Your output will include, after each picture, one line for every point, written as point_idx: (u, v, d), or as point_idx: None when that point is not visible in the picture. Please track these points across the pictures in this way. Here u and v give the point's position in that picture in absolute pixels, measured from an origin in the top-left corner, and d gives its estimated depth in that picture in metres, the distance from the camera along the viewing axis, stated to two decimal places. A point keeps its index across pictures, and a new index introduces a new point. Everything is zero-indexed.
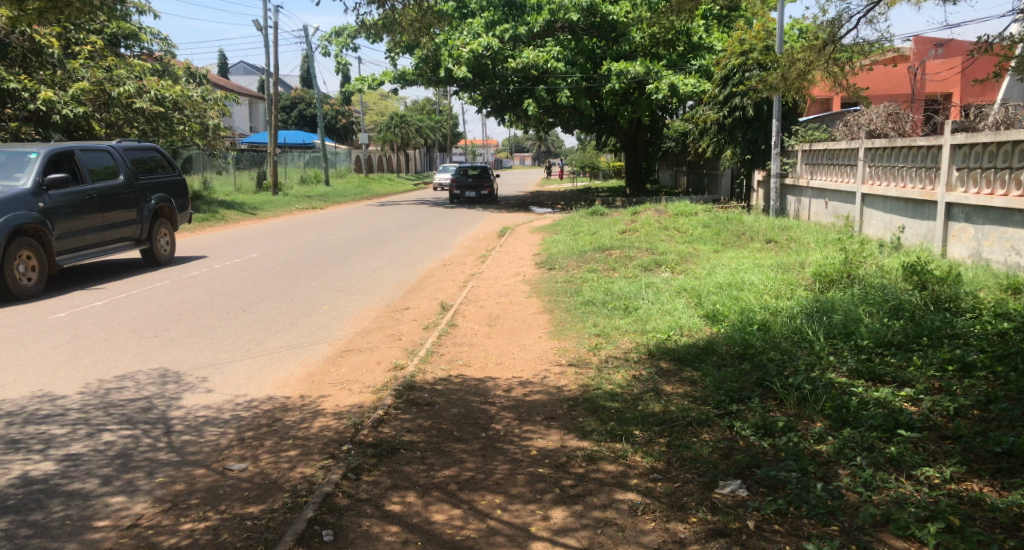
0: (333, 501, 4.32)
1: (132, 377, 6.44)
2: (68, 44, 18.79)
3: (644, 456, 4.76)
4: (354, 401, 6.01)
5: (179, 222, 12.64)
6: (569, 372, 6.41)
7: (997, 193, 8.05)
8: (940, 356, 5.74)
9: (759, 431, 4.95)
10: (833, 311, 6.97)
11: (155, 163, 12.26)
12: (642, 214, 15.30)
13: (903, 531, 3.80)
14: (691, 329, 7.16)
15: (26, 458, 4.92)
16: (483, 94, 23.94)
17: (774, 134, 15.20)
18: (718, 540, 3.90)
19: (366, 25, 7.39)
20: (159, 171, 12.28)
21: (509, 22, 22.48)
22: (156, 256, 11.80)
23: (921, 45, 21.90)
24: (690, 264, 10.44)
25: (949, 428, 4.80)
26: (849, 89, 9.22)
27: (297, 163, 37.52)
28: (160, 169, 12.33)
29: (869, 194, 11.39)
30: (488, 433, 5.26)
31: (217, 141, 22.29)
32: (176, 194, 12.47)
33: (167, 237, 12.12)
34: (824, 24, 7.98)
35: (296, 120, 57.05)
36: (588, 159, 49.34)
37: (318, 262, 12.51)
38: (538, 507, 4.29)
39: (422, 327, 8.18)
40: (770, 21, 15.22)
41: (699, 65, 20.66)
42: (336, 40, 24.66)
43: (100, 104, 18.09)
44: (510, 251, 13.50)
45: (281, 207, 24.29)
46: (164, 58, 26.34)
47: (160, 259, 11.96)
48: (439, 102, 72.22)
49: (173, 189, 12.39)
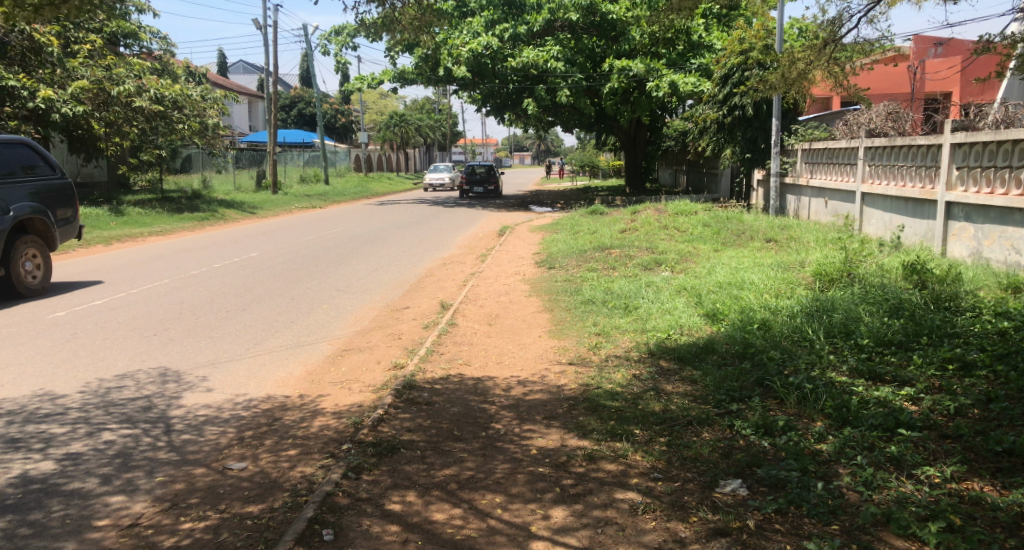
0: (334, 500, 4.31)
1: (132, 377, 6.42)
2: (68, 43, 18.83)
3: (644, 456, 4.75)
4: (354, 401, 5.99)
5: (61, 238, 10.13)
6: (569, 371, 6.39)
7: (997, 192, 8.05)
8: (941, 355, 5.73)
9: (759, 431, 4.94)
10: (833, 310, 6.95)
11: (26, 162, 9.76)
12: (642, 214, 15.28)
13: (903, 531, 3.80)
14: (692, 328, 7.15)
15: (26, 458, 4.92)
16: (483, 94, 23.92)
17: (775, 133, 15.18)
18: (719, 540, 3.89)
19: (366, 24, 7.38)
20: (31, 172, 9.79)
21: (509, 21, 22.45)
22: (17, 284, 9.29)
23: (920, 44, 21.91)
24: (690, 263, 10.41)
25: (950, 428, 4.79)
26: (849, 88, 9.19)
27: (297, 162, 37.51)
28: (33, 170, 9.81)
29: (868, 194, 11.37)
30: (487, 433, 5.25)
31: (217, 140, 22.24)
32: (53, 202, 9.96)
33: (35, 258, 9.60)
34: (824, 24, 8.00)
35: (296, 119, 57.07)
36: (588, 159, 49.41)
37: (317, 262, 12.48)
38: (538, 506, 4.29)
39: (422, 327, 8.16)
40: (770, 20, 15.20)
41: (699, 65, 20.64)
42: (336, 39, 24.64)
43: (99, 103, 18.04)
44: (510, 251, 13.47)
45: (281, 207, 24.28)
46: (164, 57, 26.37)
47: (26, 288, 9.45)
48: (439, 102, 72.19)
49: (49, 195, 9.90)
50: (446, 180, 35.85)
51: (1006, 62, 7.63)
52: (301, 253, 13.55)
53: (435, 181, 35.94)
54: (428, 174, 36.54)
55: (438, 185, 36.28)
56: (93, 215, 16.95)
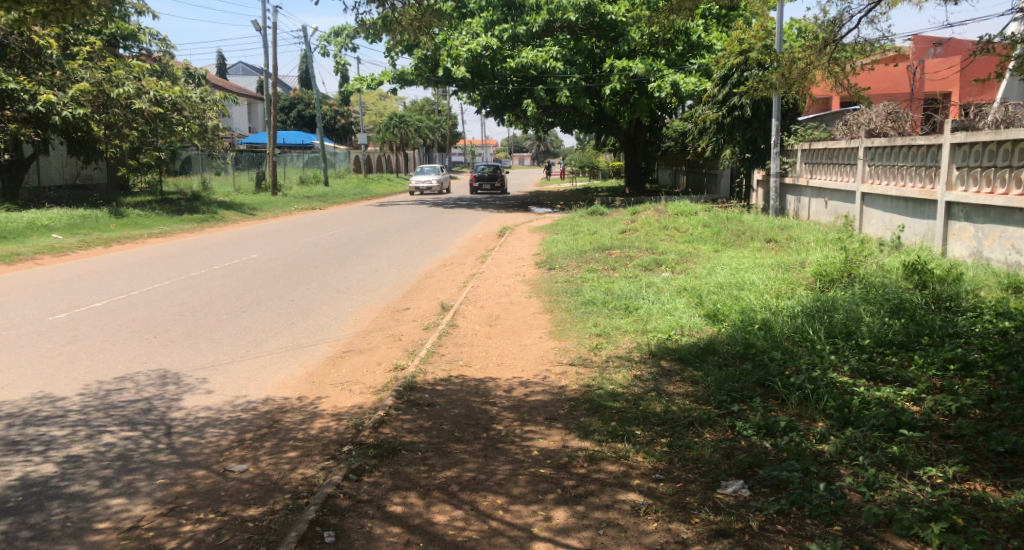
0: (335, 502, 4.31)
1: (132, 378, 6.43)
2: (67, 45, 18.86)
3: (646, 456, 4.74)
4: (355, 402, 6.00)
5: None
6: (570, 372, 6.40)
7: (997, 192, 8.04)
8: (942, 355, 5.72)
9: (761, 431, 4.94)
10: (834, 310, 6.95)
11: None
12: (641, 214, 15.32)
13: (906, 531, 3.80)
14: (693, 328, 7.16)
15: (26, 460, 4.91)
16: (482, 94, 23.91)
17: (773, 133, 15.20)
18: (721, 541, 3.88)
19: (366, 26, 7.40)
20: None
21: (508, 22, 22.43)
22: None
23: (920, 43, 21.90)
24: (690, 264, 10.40)
25: (951, 428, 4.78)
26: (849, 89, 9.18)
27: (297, 163, 37.53)
28: None
29: (868, 194, 11.38)
30: (489, 433, 5.25)
31: (217, 142, 22.20)
32: None
33: None
34: (824, 24, 7.99)
35: (295, 120, 57.15)
36: (588, 159, 49.67)
37: (318, 263, 12.53)
38: (540, 507, 4.28)
39: (423, 327, 8.17)
40: (770, 20, 15.16)
41: (699, 65, 20.63)
42: (336, 40, 24.61)
43: (99, 105, 18.01)
44: (510, 251, 13.48)
45: (280, 207, 24.30)
46: (164, 58, 26.39)
47: None
48: (438, 103, 72.09)
49: None
50: (433, 181, 34.80)
51: (1006, 62, 7.63)
52: (301, 254, 13.58)
53: (421, 186, 34.64)
54: (414, 175, 35.41)
55: (423, 188, 34.88)
56: (93, 216, 16.95)
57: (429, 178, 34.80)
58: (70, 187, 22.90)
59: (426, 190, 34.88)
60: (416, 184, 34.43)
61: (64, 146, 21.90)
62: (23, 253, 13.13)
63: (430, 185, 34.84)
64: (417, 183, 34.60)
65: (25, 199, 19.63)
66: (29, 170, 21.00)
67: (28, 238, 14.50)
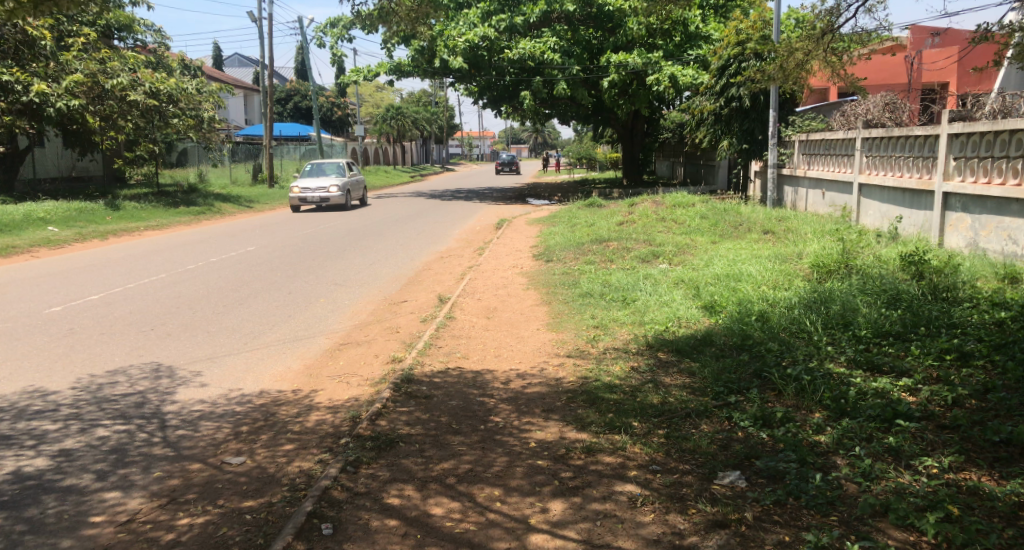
0: (332, 494, 4.31)
1: (124, 373, 6.40)
2: (61, 36, 18.70)
3: (643, 447, 4.75)
4: (352, 394, 6.01)
5: None
6: (567, 363, 6.42)
7: (995, 182, 8.01)
8: (939, 345, 5.70)
9: (758, 422, 4.95)
10: (830, 301, 6.94)
11: None
12: (640, 206, 15.24)
13: (903, 521, 3.80)
14: (691, 320, 7.15)
15: (18, 455, 4.90)
16: (479, 85, 23.90)
17: (770, 124, 14.72)
18: (719, 532, 3.88)
19: (362, 17, 7.34)
20: None
21: (504, 13, 22.23)
22: None
23: (917, 34, 21.83)
24: (687, 255, 10.42)
25: (947, 418, 4.80)
26: (847, 79, 9.12)
27: (292, 155, 36.74)
28: None
29: (867, 185, 11.35)
30: (487, 425, 5.26)
31: (212, 133, 21.93)
32: None
33: None
34: (821, 14, 7.85)
35: (291, 112, 57.33)
36: (586, 152, 50.12)
37: (314, 255, 12.48)
38: (537, 499, 4.29)
39: (421, 319, 8.19)
40: (767, 9, 15.05)
41: (696, 56, 20.69)
42: (331, 32, 24.49)
43: (94, 96, 17.94)
44: (508, 243, 13.50)
45: (277, 200, 24.18)
46: (159, 50, 26.29)
47: None
48: (434, 95, 71.76)
49: None
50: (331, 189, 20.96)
51: (1004, 51, 7.54)
52: (298, 246, 13.58)
53: (310, 195, 20.97)
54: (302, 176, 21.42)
55: (316, 198, 21.09)
56: (90, 207, 16.90)
57: (325, 181, 21.18)
58: (65, 180, 22.92)
59: (319, 201, 21.20)
60: (299, 191, 20.71)
61: (59, 137, 21.92)
62: (18, 246, 13.08)
63: (326, 195, 21.13)
64: (304, 190, 21.00)
65: (22, 191, 19.64)
66: (25, 162, 21.00)
67: (24, 230, 14.48)
